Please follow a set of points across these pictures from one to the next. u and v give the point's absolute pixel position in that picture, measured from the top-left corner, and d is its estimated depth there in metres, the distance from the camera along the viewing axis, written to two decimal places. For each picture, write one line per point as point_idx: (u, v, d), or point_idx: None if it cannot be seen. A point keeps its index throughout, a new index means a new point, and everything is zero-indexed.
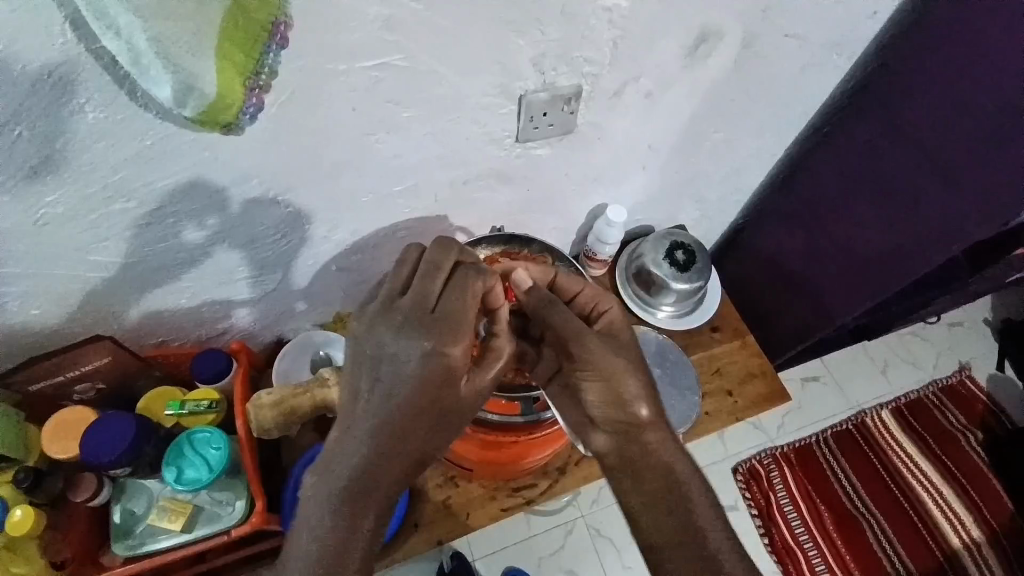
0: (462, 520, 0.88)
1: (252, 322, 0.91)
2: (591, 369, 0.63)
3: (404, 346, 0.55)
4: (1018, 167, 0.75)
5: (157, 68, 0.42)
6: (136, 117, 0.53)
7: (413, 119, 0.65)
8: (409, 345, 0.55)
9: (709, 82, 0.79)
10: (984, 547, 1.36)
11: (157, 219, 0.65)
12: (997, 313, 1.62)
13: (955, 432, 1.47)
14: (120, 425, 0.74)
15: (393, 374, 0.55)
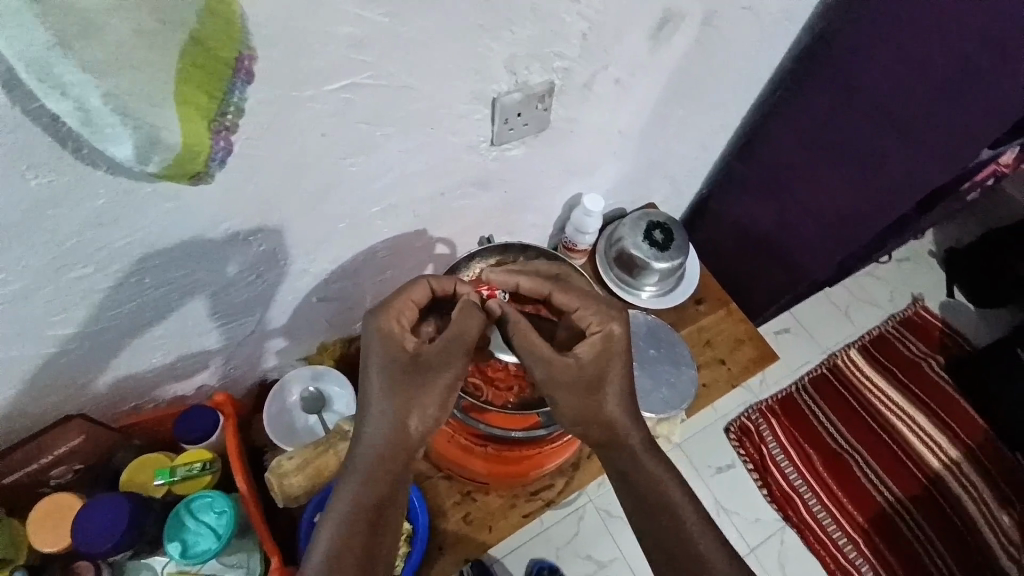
0: (485, 534, 0.86)
1: (232, 370, 0.85)
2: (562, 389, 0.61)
3: (417, 364, 0.58)
4: (975, 113, 0.75)
5: (117, 126, 0.38)
6: (86, 178, 0.48)
7: (387, 138, 0.61)
8: (422, 361, 0.59)
9: (675, 62, 0.78)
10: (960, 463, 1.45)
11: (118, 280, 0.59)
12: (942, 245, 1.73)
13: (918, 361, 1.57)
14: (111, 506, 0.68)
15: (412, 394, 0.58)
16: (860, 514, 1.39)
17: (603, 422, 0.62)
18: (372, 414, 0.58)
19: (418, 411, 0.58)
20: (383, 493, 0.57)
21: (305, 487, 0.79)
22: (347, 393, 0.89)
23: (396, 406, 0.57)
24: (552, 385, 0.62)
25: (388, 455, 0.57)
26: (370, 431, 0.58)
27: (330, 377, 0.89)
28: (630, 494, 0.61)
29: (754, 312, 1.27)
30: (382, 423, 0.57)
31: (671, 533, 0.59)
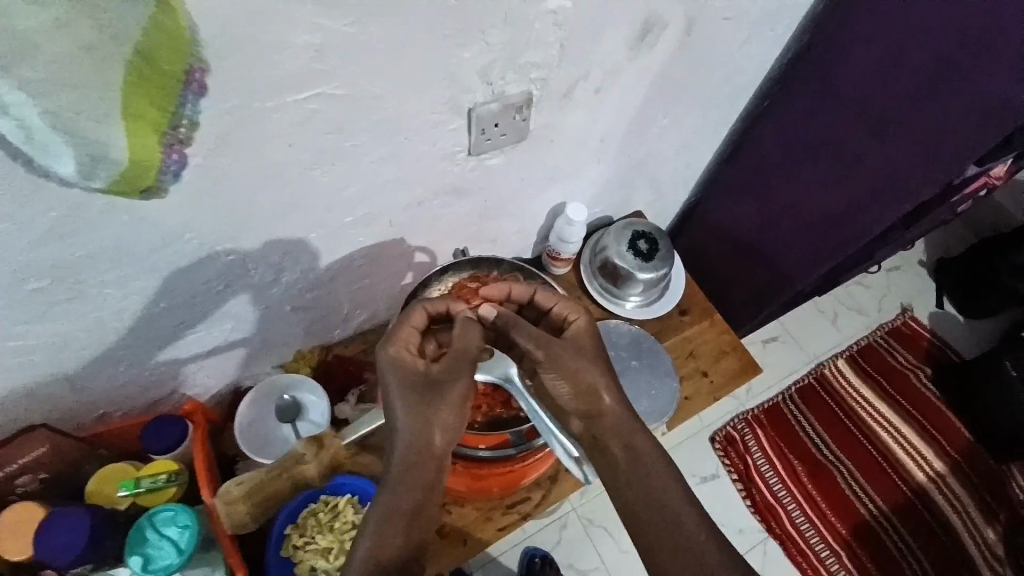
0: (459, 547, 0.84)
1: (205, 378, 0.83)
2: (557, 369, 0.61)
3: (436, 378, 0.59)
4: (958, 115, 0.74)
5: (59, 144, 0.38)
6: (40, 192, 0.46)
7: (358, 147, 0.60)
8: (438, 376, 0.60)
9: (656, 71, 0.76)
10: (946, 476, 1.45)
11: (79, 292, 0.57)
12: (931, 254, 1.72)
13: (905, 370, 1.56)
14: (73, 521, 0.66)
15: (433, 408, 0.59)
16: (843, 525, 1.38)
17: (597, 405, 0.61)
18: (400, 430, 0.59)
19: (441, 423, 0.59)
20: (419, 506, 0.57)
21: (252, 511, 0.72)
22: (322, 401, 0.86)
23: (420, 421, 0.58)
24: (545, 369, 0.62)
25: (419, 467, 0.58)
26: (400, 446, 0.58)
27: (305, 387, 0.86)
28: (630, 496, 0.58)
29: (740, 322, 1.27)
30: (411, 437, 0.58)
31: (674, 541, 0.55)
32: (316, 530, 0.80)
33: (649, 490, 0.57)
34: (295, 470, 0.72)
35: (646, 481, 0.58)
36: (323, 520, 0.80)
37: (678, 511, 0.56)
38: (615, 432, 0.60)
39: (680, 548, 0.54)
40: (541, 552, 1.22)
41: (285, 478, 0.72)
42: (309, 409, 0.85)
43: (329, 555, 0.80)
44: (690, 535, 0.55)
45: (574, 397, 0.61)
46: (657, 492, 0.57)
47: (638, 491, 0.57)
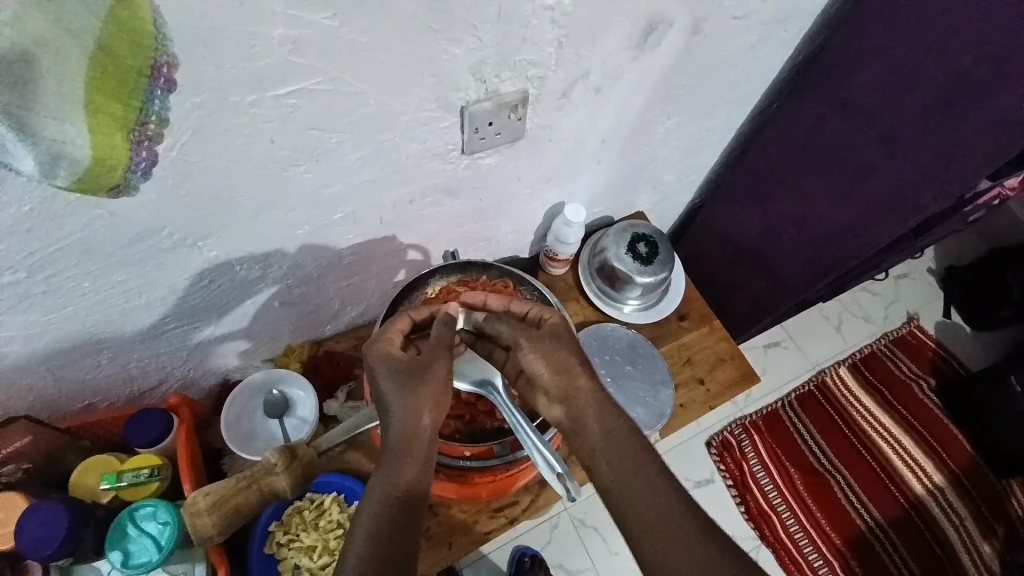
0: (444, 551, 0.82)
1: (191, 371, 0.82)
2: (529, 347, 0.61)
3: (421, 360, 0.59)
4: (976, 131, 0.71)
5: (15, 142, 0.36)
6: (6, 184, 0.44)
7: (342, 144, 0.58)
8: (422, 358, 0.59)
9: (659, 72, 0.73)
10: (944, 489, 1.42)
11: (56, 285, 0.56)
12: (941, 262, 1.68)
13: (909, 380, 1.53)
14: (50, 515, 0.65)
15: (418, 390, 0.58)
16: (836, 533, 1.37)
17: (575, 383, 0.60)
18: (391, 411, 0.57)
19: (428, 401, 0.58)
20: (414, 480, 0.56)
21: (219, 527, 0.67)
22: (310, 397, 0.85)
23: (409, 401, 0.57)
24: (522, 350, 0.61)
25: (413, 443, 0.57)
26: (394, 426, 0.57)
27: (294, 381, 0.86)
28: (627, 504, 0.54)
29: (740, 327, 1.24)
30: (402, 418, 0.57)
31: (671, 555, 0.51)
32: (300, 528, 0.80)
33: (640, 496, 0.54)
34: (264, 481, 0.69)
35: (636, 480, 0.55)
36: (307, 518, 0.80)
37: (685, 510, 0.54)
38: (597, 420, 0.58)
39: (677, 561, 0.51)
40: (530, 551, 1.21)
41: (255, 488, 0.68)
42: (298, 406, 0.85)
43: (314, 553, 0.80)
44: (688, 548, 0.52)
45: (552, 377, 0.60)
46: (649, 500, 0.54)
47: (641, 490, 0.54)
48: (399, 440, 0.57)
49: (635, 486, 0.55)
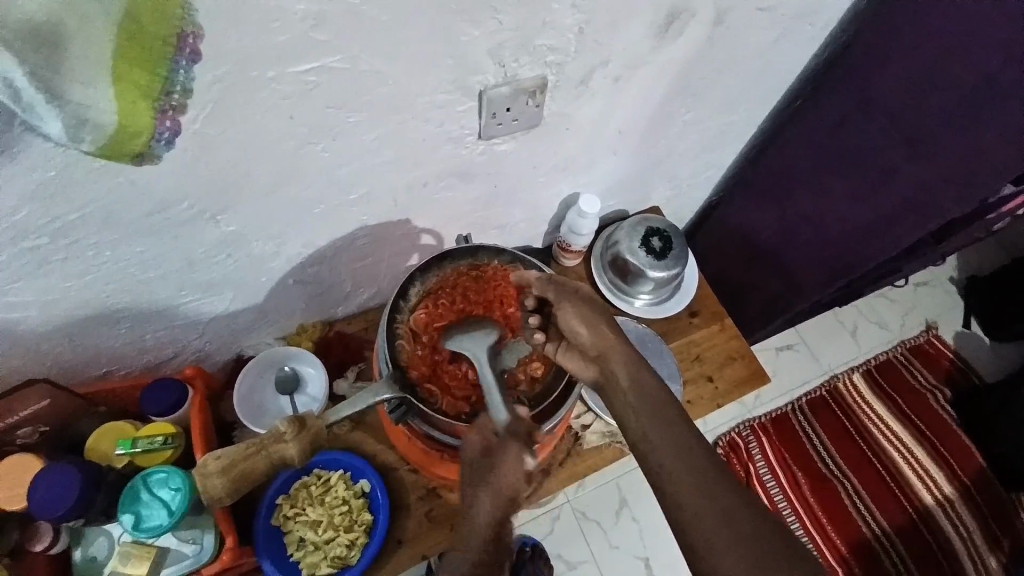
0: (446, 530, 0.82)
1: (206, 344, 0.84)
2: (570, 309, 0.65)
3: (494, 452, 0.61)
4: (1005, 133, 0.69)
5: (43, 105, 0.37)
6: (30, 148, 0.46)
7: (360, 124, 0.58)
8: (495, 447, 0.61)
9: (679, 62, 0.73)
10: (953, 501, 1.40)
11: (77, 252, 0.58)
12: (962, 271, 1.64)
13: (923, 390, 1.50)
14: (65, 475, 0.68)
15: (494, 478, 0.60)
16: (841, 540, 1.35)
17: (609, 346, 0.63)
18: (476, 505, 0.62)
19: (504, 482, 0.60)
20: (489, 563, 0.62)
21: (229, 490, 0.67)
22: (320, 375, 0.86)
23: (487, 488, 0.60)
24: (563, 314, 0.65)
25: (491, 533, 0.62)
26: (476, 516, 0.62)
27: (305, 359, 0.87)
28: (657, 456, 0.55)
29: (751, 328, 1.23)
30: (484, 506, 0.61)
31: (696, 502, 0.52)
32: (308, 502, 0.82)
33: (664, 477, 0.54)
34: (273, 449, 0.67)
35: (663, 462, 0.55)
36: (314, 492, 0.82)
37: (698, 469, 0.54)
38: (628, 395, 0.60)
39: (694, 547, 0.52)
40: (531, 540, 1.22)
41: (264, 455, 0.67)
42: (310, 383, 0.86)
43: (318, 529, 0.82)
44: (705, 535, 0.51)
45: (591, 333, 0.64)
46: (672, 483, 0.54)
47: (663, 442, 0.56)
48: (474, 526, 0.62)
49: (660, 467, 0.55)
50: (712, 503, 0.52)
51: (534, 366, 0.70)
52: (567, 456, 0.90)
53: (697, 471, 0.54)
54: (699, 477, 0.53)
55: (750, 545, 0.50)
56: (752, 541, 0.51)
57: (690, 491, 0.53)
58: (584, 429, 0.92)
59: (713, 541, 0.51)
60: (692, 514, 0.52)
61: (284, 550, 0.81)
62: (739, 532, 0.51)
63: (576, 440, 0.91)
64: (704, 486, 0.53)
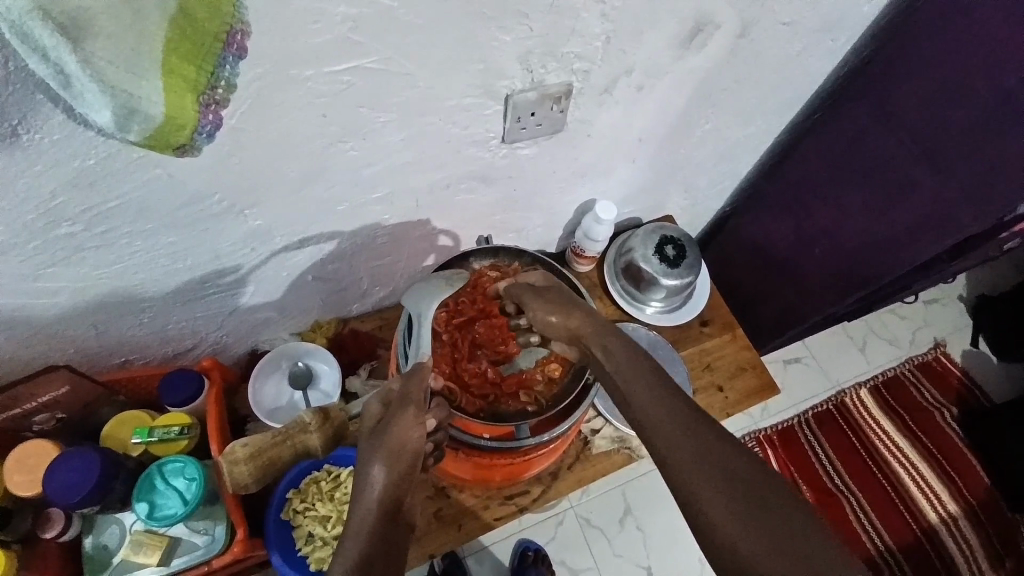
0: (454, 531, 0.84)
1: (223, 337, 0.85)
2: (538, 302, 0.66)
3: (394, 407, 0.59)
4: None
5: (94, 93, 0.38)
6: (74, 137, 0.47)
7: (389, 124, 0.59)
8: (395, 406, 0.59)
9: (702, 73, 0.74)
10: (959, 520, 1.39)
11: (108, 240, 0.59)
12: (972, 290, 1.64)
13: (930, 408, 1.49)
14: (82, 461, 0.68)
15: (395, 434, 0.57)
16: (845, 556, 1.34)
17: (589, 330, 0.63)
18: (365, 477, 0.55)
19: (407, 442, 0.57)
20: (384, 540, 0.53)
21: (253, 477, 0.70)
22: (335, 371, 0.87)
23: (385, 445, 0.56)
24: (532, 308, 0.66)
25: (382, 505, 0.54)
26: (366, 491, 0.55)
27: (319, 355, 0.88)
28: (661, 438, 0.52)
29: (761, 339, 1.23)
30: (378, 473, 0.55)
31: (706, 485, 0.48)
32: (317, 497, 0.83)
33: (681, 465, 0.50)
34: (298, 438, 0.70)
35: (676, 447, 0.51)
36: (323, 488, 0.83)
37: (707, 447, 0.50)
38: (620, 366, 0.59)
39: (716, 541, 0.46)
40: (534, 545, 1.22)
41: (289, 445, 0.70)
42: (324, 380, 0.86)
43: (328, 523, 0.83)
44: (728, 527, 0.46)
45: (561, 321, 0.65)
46: (689, 470, 0.49)
47: (667, 420, 0.53)
48: (364, 506, 0.54)
49: (674, 451, 0.50)
50: (724, 482, 0.48)
51: (552, 367, 0.73)
52: (577, 460, 0.90)
53: (718, 461, 0.49)
54: (720, 467, 0.49)
55: (780, 541, 0.45)
56: (780, 531, 0.45)
57: (703, 473, 0.49)
58: (593, 434, 0.92)
59: (737, 533, 0.45)
60: (713, 504, 0.47)
61: (294, 543, 0.82)
62: (767, 528, 0.45)
63: (585, 444, 0.92)
64: (726, 476, 0.48)
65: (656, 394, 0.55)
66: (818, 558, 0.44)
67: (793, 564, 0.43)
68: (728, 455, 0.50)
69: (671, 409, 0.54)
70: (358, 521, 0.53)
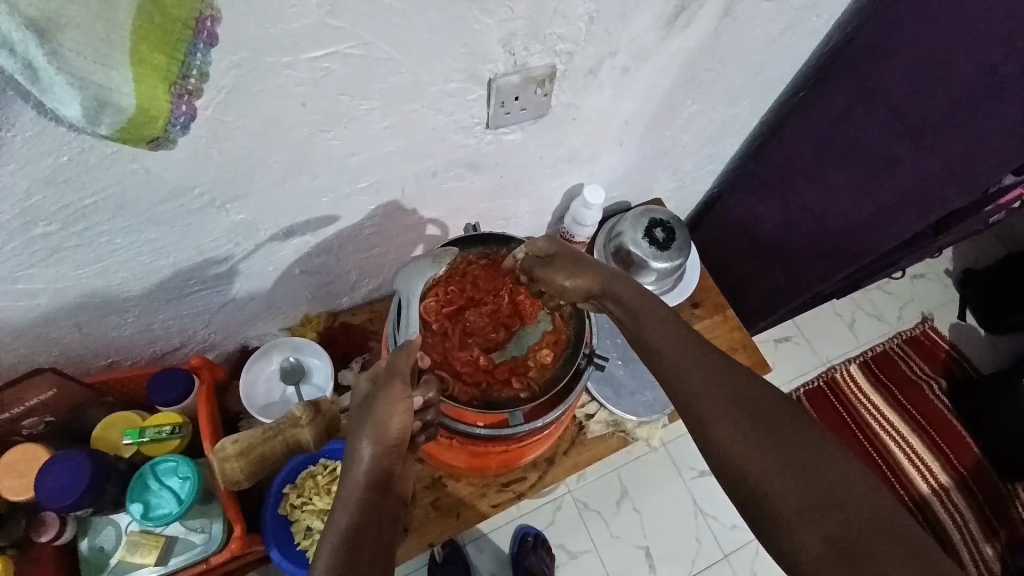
0: (454, 521, 0.84)
1: (212, 334, 0.84)
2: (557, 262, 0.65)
3: (379, 383, 0.59)
4: (1011, 119, 0.68)
5: (62, 86, 0.37)
6: (46, 134, 0.46)
7: (371, 111, 0.59)
8: (381, 381, 0.59)
9: (687, 52, 0.73)
10: (949, 490, 1.41)
11: (87, 239, 0.58)
12: (959, 263, 1.65)
13: (920, 381, 1.52)
14: (73, 465, 0.68)
15: (382, 409, 0.57)
16: None
17: (607, 280, 0.63)
18: (353, 452, 0.56)
19: (392, 417, 0.57)
20: (374, 512, 0.54)
21: (246, 470, 0.70)
22: (326, 366, 0.86)
23: (371, 421, 0.57)
24: (552, 270, 0.65)
25: (370, 479, 0.55)
26: (354, 466, 0.55)
27: (310, 350, 0.87)
28: (675, 370, 0.54)
29: (751, 320, 1.24)
30: (366, 449, 0.56)
31: (716, 409, 0.51)
32: (314, 491, 0.82)
33: (691, 396, 0.52)
34: (289, 432, 0.71)
35: (688, 376, 0.53)
36: (320, 482, 0.82)
37: (713, 373, 0.53)
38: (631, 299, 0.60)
39: (725, 456, 0.50)
40: (533, 530, 1.23)
41: (280, 439, 0.71)
42: (315, 374, 0.85)
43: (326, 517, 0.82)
44: (740, 449, 0.49)
45: (578, 278, 0.64)
46: (697, 400, 0.52)
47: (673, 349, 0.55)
48: (351, 481, 0.55)
49: (684, 383, 0.53)
50: (733, 406, 0.51)
51: (545, 353, 0.72)
52: (572, 444, 0.91)
53: (726, 388, 0.52)
54: (730, 396, 0.51)
55: (786, 459, 0.48)
56: (784, 444, 0.49)
57: (713, 398, 0.51)
58: (588, 418, 0.92)
59: (747, 457, 0.49)
60: (724, 429, 0.50)
61: (292, 538, 0.82)
62: (774, 446, 0.49)
63: (580, 429, 0.92)
64: (736, 404, 0.51)
65: (663, 327, 0.57)
66: (818, 465, 0.48)
67: (795, 474, 0.47)
68: (738, 383, 0.52)
69: (677, 340, 0.56)
70: (350, 500, 0.54)
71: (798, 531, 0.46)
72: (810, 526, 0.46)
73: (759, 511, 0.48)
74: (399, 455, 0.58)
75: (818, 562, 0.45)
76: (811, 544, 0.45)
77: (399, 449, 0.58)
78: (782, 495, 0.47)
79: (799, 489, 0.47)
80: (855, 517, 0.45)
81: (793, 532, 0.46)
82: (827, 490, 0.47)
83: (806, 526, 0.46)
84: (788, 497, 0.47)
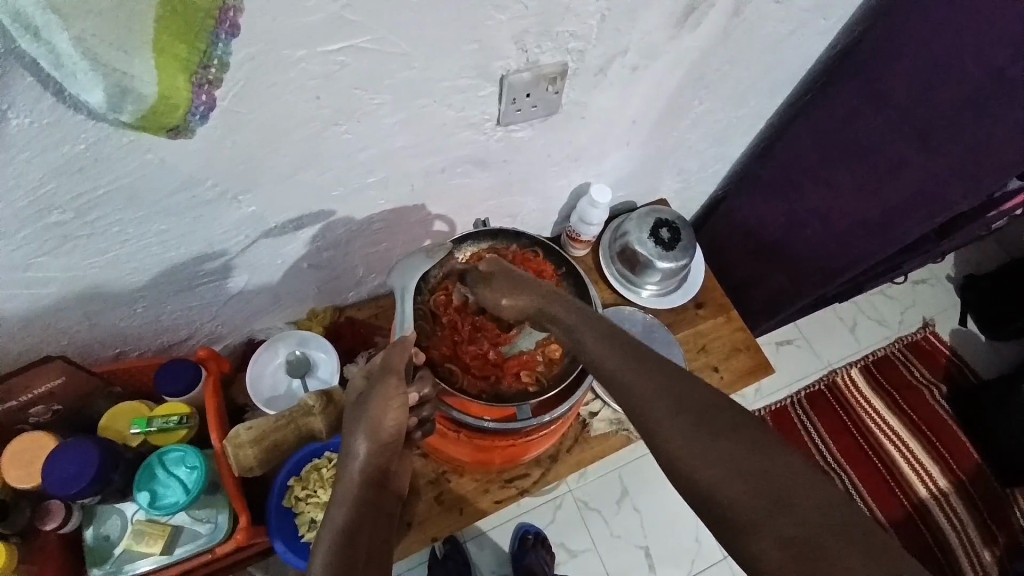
0: (456, 516, 0.84)
1: (218, 327, 0.84)
2: (500, 285, 0.67)
3: (374, 380, 0.59)
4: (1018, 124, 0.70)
5: (86, 72, 0.37)
6: (64, 121, 0.46)
7: (383, 106, 0.59)
8: (376, 378, 0.59)
9: (695, 53, 0.73)
10: (949, 494, 1.42)
11: (99, 228, 0.58)
12: (960, 269, 1.66)
13: (920, 385, 1.52)
14: (81, 453, 0.68)
15: (375, 408, 0.57)
16: None
17: (542, 298, 0.65)
18: (349, 449, 0.57)
19: (387, 414, 0.57)
20: (368, 510, 0.55)
21: (259, 458, 0.72)
22: (331, 359, 0.86)
23: (365, 420, 0.56)
24: (495, 293, 0.67)
25: (365, 476, 0.56)
26: (350, 463, 0.56)
27: (316, 343, 0.87)
28: (626, 387, 0.55)
29: (755, 321, 1.24)
30: (361, 446, 0.56)
31: (667, 420, 0.51)
32: (318, 484, 0.82)
33: (641, 406, 0.53)
34: (302, 421, 0.71)
35: (639, 389, 0.54)
36: (325, 475, 0.83)
37: (660, 386, 0.54)
38: (570, 316, 0.63)
39: (678, 466, 0.50)
40: (533, 528, 1.23)
41: (294, 428, 0.71)
42: (320, 367, 0.86)
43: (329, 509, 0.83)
44: (689, 458, 0.49)
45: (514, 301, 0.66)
46: (649, 412, 0.52)
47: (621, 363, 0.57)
48: (347, 477, 0.56)
49: (636, 397, 0.54)
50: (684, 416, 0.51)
51: (552, 348, 0.73)
52: (576, 442, 0.91)
53: (678, 401, 0.52)
54: (683, 406, 0.52)
55: (738, 467, 0.48)
56: (734, 450, 0.48)
57: (663, 410, 0.52)
58: (592, 416, 0.93)
59: (696, 466, 0.49)
60: (676, 439, 0.50)
61: (296, 531, 0.82)
62: (726, 454, 0.48)
63: (584, 427, 0.92)
64: (688, 414, 0.51)
65: (604, 341, 0.59)
66: (771, 471, 0.47)
67: (743, 482, 0.47)
68: (692, 393, 0.52)
69: (617, 353, 0.58)
70: (345, 497, 0.55)
71: (756, 537, 0.45)
72: (763, 533, 0.44)
73: (719, 517, 0.47)
74: (394, 451, 0.58)
75: (773, 565, 0.43)
76: (766, 551, 0.44)
77: (393, 446, 0.58)
78: (733, 503, 0.46)
79: (749, 496, 0.46)
80: (808, 525, 0.44)
81: (747, 541, 0.45)
82: (778, 496, 0.46)
83: (760, 532, 0.45)
84: (740, 505, 0.46)
